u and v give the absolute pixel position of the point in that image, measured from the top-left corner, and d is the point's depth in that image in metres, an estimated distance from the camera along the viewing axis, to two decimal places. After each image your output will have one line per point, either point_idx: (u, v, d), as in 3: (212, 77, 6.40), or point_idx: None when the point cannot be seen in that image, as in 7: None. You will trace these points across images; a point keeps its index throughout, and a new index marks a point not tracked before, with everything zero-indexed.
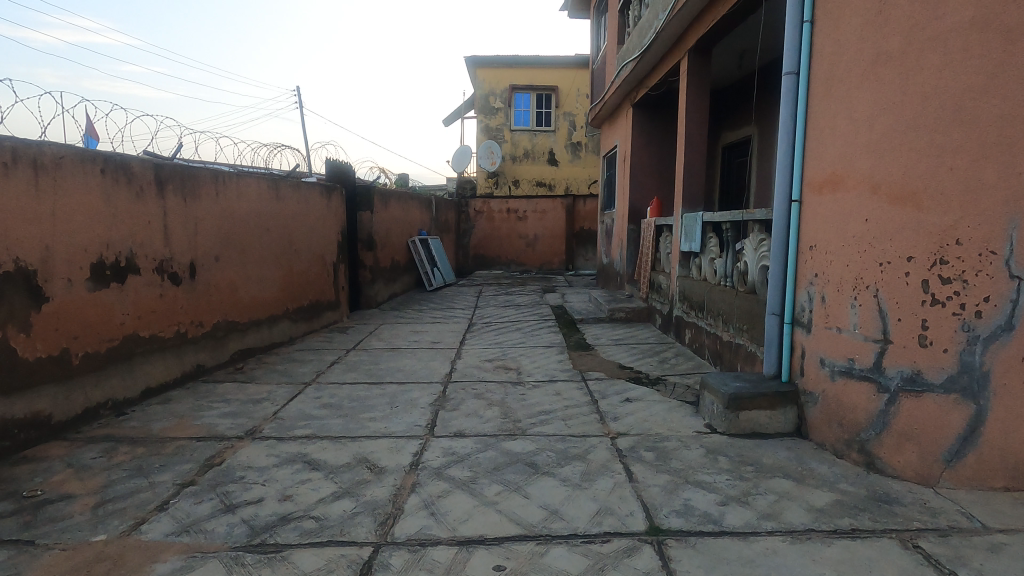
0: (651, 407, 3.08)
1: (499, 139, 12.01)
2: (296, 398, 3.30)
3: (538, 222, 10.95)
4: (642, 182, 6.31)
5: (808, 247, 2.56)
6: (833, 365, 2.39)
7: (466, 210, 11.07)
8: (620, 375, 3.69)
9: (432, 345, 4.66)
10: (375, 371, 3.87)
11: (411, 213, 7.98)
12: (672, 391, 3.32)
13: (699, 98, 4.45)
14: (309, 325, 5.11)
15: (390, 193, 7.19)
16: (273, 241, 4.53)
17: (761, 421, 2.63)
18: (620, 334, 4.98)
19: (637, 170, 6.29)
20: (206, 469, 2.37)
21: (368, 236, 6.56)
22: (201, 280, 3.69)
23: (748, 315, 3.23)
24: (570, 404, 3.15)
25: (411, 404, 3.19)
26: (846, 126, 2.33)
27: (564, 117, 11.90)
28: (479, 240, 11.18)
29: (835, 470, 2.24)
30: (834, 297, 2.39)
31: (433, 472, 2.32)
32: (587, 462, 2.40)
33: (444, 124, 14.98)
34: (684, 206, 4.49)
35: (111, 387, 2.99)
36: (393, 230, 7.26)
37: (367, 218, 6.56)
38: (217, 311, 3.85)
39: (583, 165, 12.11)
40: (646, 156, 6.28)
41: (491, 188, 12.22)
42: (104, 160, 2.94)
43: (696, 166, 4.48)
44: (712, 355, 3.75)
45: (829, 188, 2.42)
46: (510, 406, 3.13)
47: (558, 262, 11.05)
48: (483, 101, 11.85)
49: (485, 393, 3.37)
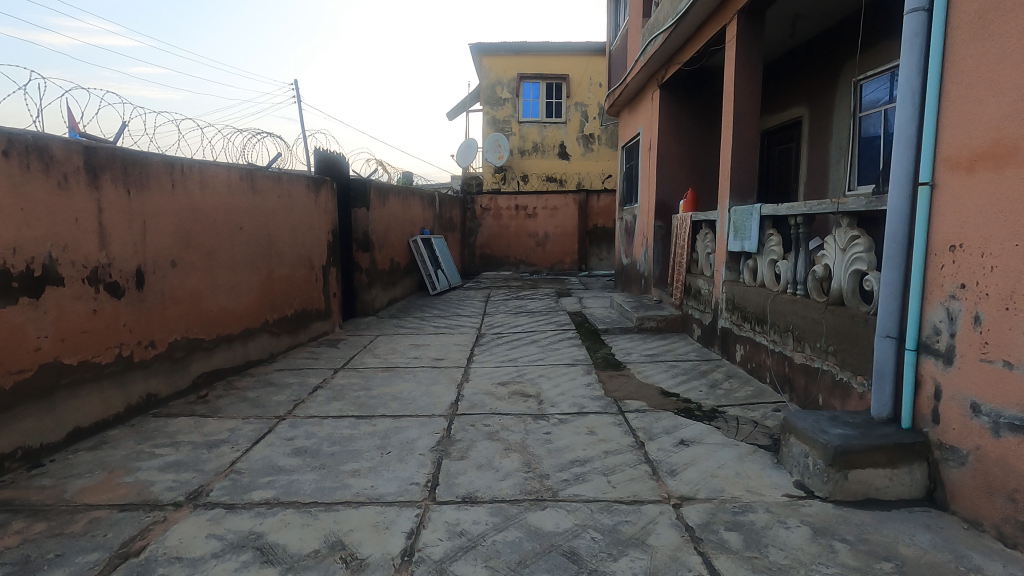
0: (716, 454, 2.39)
1: (506, 131, 11.31)
2: (263, 440, 2.63)
3: (548, 219, 10.27)
4: (670, 173, 5.61)
5: (948, 247, 1.86)
6: (997, 415, 1.70)
7: (471, 208, 10.39)
8: (665, 405, 3.00)
9: (434, 363, 3.98)
10: (365, 400, 3.20)
11: (412, 210, 7.30)
12: (736, 429, 2.63)
13: (750, 69, 3.74)
14: (294, 338, 4.44)
15: (389, 187, 6.52)
16: (248, 242, 3.87)
17: (878, 484, 1.95)
18: (653, 347, 4.29)
19: (665, 159, 5.59)
20: (118, 565, 1.69)
21: (364, 235, 5.90)
22: (152, 289, 3.03)
23: (835, 333, 2.54)
24: (609, 451, 2.46)
25: (407, 449, 2.51)
26: (1019, 74, 1.63)
27: (575, 108, 11.20)
28: (485, 240, 10.50)
29: (1015, 572, 1.54)
30: (999, 318, 1.69)
31: (434, 569, 1.63)
32: (650, 551, 1.71)
33: (448, 117, 14.30)
34: (732, 197, 3.79)
35: (23, 432, 2.32)
36: (392, 229, 6.59)
37: (362, 215, 5.91)
38: (175, 327, 3.18)
39: (595, 159, 11.42)
40: (674, 143, 5.59)
41: (498, 183, 11.52)
42: (11, 138, 2.27)
43: (747, 150, 3.77)
44: (778, 379, 3.06)
45: (988, 164, 1.72)
46: (533, 453, 2.44)
47: (571, 262, 10.37)
48: (489, 91, 11.16)
49: (500, 432, 2.69)
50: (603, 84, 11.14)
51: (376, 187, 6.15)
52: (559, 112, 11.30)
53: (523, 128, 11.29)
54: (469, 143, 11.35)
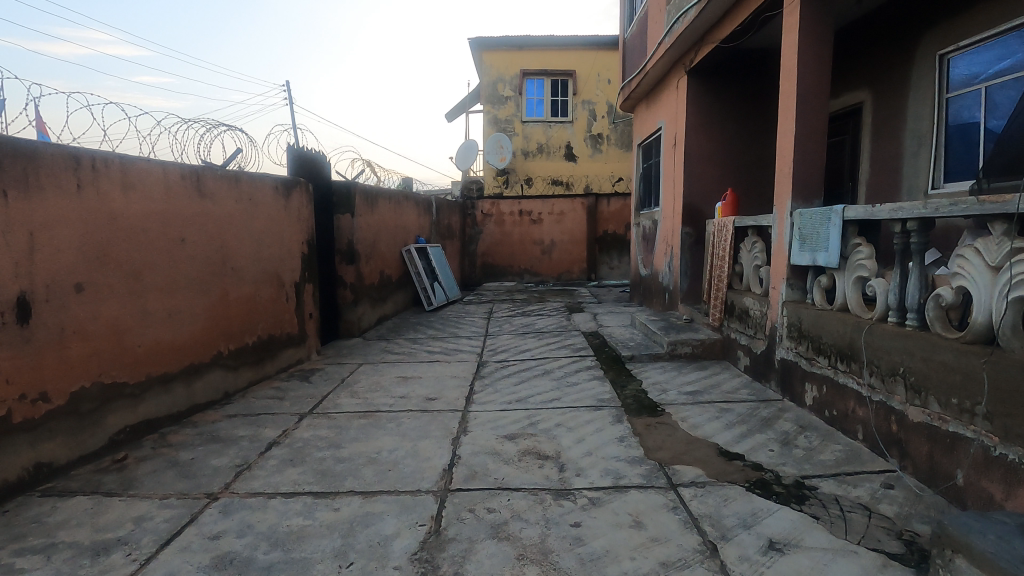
0: (831, 570, 1.62)
1: (509, 132, 10.59)
2: (178, 540, 1.87)
3: (554, 225, 9.53)
4: (700, 173, 4.88)
5: None
6: None
7: (472, 214, 9.66)
8: (730, 475, 2.23)
9: (424, 405, 3.22)
10: (331, 465, 2.43)
11: (405, 216, 6.57)
12: (843, 521, 1.87)
13: (816, 36, 2.99)
14: (257, 371, 3.69)
15: (380, 191, 5.79)
16: (196, 257, 3.13)
17: None
18: (692, 381, 3.52)
19: (693, 156, 4.87)
20: None
21: (349, 246, 5.17)
22: (46, 324, 2.28)
23: (985, 387, 1.80)
24: (671, 562, 1.70)
25: (378, 558, 1.75)
26: None
27: (583, 106, 10.49)
28: (487, 248, 9.75)
29: None
30: None
31: None
32: None
33: (446, 119, 13.57)
34: (795, 197, 3.04)
35: None
36: (382, 238, 5.85)
37: (346, 222, 5.17)
38: (82, 371, 2.43)
39: (604, 160, 10.69)
40: (704, 138, 4.86)
41: (500, 187, 10.79)
42: None
43: (815, 138, 3.02)
44: (878, 438, 2.31)
45: None
46: (559, 568, 1.68)
47: (579, 271, 9.62)
48: (491, 89, 10.47)
49: (510, 524, 1.93)
50: (612, 80, 10.43)
51: (364, 191, 5.42)
52: (565, 111, 10.59)
53: (527, 128, 10.57)
54: (469, 145, 10.63)
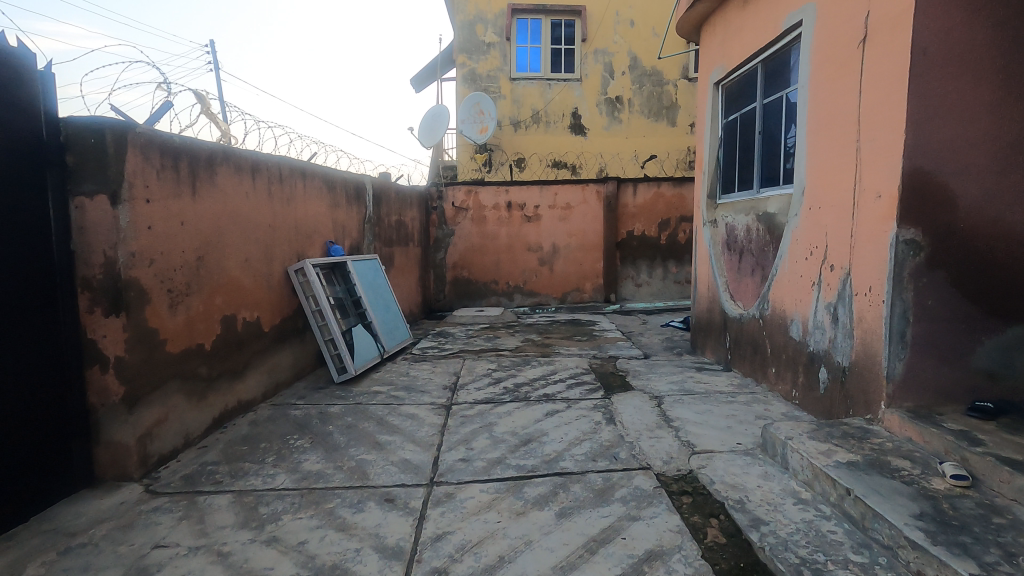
0: None
1: (492, 93, 7.65)
2: None
3: (557, 224, 6.68)
4: (945, 100, 2.04)
5: None
6: None
7: (439, 207, 6.69)
8: None
9: None
10: None
11: (297, 207, 3.60)
12: None
13: None
14: None
15: (221, 152, 2.84)
16: None
17: None
18: None
19: (933, 58, 2.01)
20: None
21: (109, 270, 2.21)
22: None
23: None
24: None
25: None
26: None
27: (595, 58, 7.64)
28: (460, 257, 6.76)
29: None
30: None
31: None
32: None
33: (414, 86, 10.50)
34: None
35: None
36: (227, 249, 2.89)
37: (102, 215, 2.19)
38: None
39: (624, 134, 7.81)
40: (960, 14, 2.00)
41: (481, 169, 7.75)
42: None
43: None
44: None
45: None
46: None
47: (593, 289, 6.76)
48: (467, 32, 7.53)
49: None
50: (636, 22, 7.61)
51: (165, 148, 2.45)
52: (570, 65, 7.72)
53: (517, 88, 7.64)
54: (437, 111, 7.67)
